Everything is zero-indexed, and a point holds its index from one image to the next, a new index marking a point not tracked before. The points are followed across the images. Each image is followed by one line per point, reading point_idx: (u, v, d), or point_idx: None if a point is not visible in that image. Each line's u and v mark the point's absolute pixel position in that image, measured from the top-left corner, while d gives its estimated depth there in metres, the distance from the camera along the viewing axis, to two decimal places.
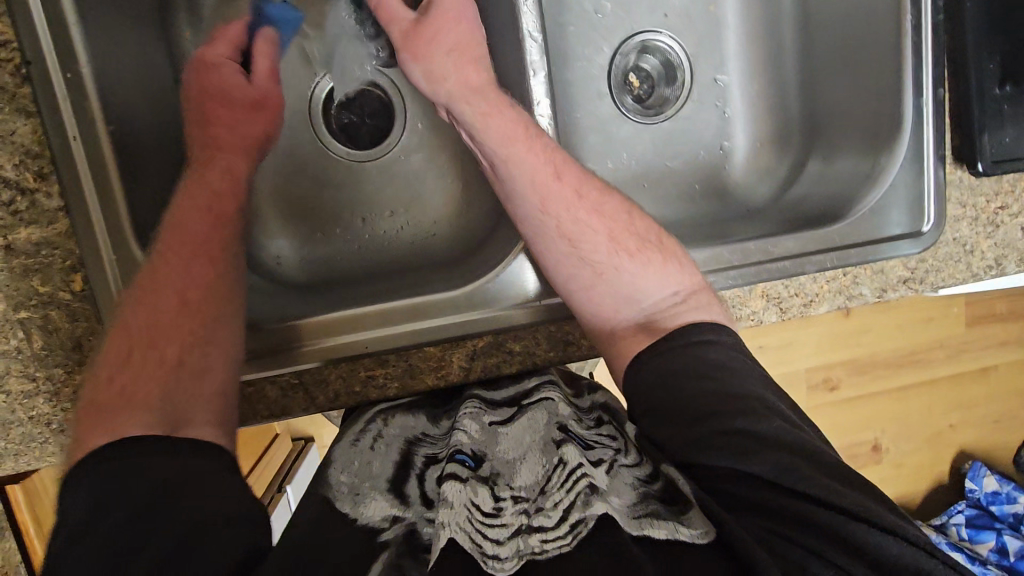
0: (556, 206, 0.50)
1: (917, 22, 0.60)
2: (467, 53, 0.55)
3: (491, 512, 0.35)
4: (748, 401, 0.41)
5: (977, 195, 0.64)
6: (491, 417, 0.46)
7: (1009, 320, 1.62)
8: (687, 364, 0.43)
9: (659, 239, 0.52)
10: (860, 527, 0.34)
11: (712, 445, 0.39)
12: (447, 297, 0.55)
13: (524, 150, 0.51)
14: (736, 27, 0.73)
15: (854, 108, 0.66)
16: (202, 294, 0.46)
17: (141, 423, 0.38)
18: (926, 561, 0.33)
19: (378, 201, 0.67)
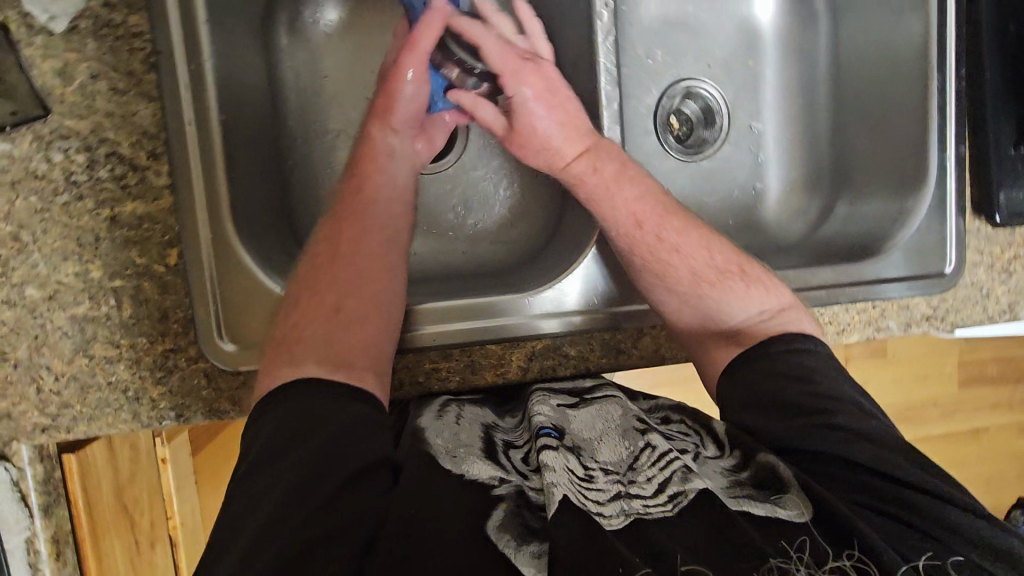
0: (641, 246, 0.58)
1: (943, 86, 0.67)
2: (570, 123, 0.60)
3: (586, 478, 0.44)
4: (843, 401, 0.49)
5: (992, 244, 0.70)
6: (559, 402, 0.54)
7: (997, 384, 1.69)
8: (788, 368, 0.52)
9: (740, 268, 0.58)
10: (946, 506, 0.43)
11: (816, 436, 0.47)
12: (511, 299, 0.59)
13: (609, 210, 0.59)
14: (774, 81, 0.80)
15: (884, 158, 0.72)
16: (367, 267, 0.54)
17: (308, 370, 0.46)
18: (993, 530, 0.42)
19: (441, 211, 0.72)
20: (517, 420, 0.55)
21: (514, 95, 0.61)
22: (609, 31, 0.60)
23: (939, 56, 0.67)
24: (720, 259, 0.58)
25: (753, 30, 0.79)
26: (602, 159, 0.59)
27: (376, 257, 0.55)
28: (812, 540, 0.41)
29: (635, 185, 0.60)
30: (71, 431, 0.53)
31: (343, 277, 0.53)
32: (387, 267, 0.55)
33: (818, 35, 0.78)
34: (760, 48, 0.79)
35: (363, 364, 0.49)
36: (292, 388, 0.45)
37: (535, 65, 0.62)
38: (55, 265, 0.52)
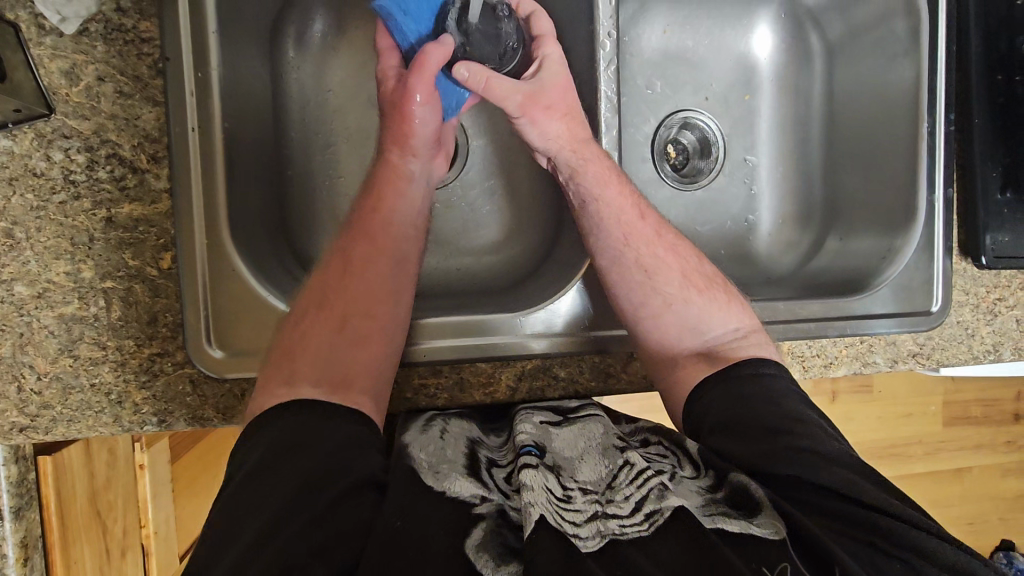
0: (639, 245, 0.60)
1: (932, 130, 0.69)
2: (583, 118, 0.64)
3: (564, 497, 0.45)
4: (808, 424, 0.51)
5: (978, 285, 0.71)
6: (543, 418, 0.56)
7: (980, 424, 1.71)
8: (753, 387, 0.53)
9: (725, 283, 0.62)
10: (916, 532, 0.44)
11: (788, 460, 0.48)
12: (503, 318, 0.59)
13: (615, 192, 0.61)
14: (769, 117, 0.81)
15: (874, 196, 0.73)
16: (373, 287, 0.56)
17: (308, 394, 0.49)
18: (960, 555, 0.43)
19: (437, 227, 0.72)
20: (503, 439, 0.55)
21: (546, 58, 0.62)
22: (611, 61, 0.61)
23: (928, 101, 0.69)
24: (706, 272, 0.61)
25: (751, 66, 0.81)
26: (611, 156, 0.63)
27: (385, 271, 0.57)
28: (793, 568, 0.40)
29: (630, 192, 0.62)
30: (49, 433, 0.52)
31: (351, 291, 0.55)
32: (393, 287, 0.56)
33: (813, 75, 0.80)
34: (757, 84, 0.81)
35: (362, 388, 0.51)
36: (285, 411, 0.47)
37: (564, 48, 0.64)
38: (46, 263, 0.52)
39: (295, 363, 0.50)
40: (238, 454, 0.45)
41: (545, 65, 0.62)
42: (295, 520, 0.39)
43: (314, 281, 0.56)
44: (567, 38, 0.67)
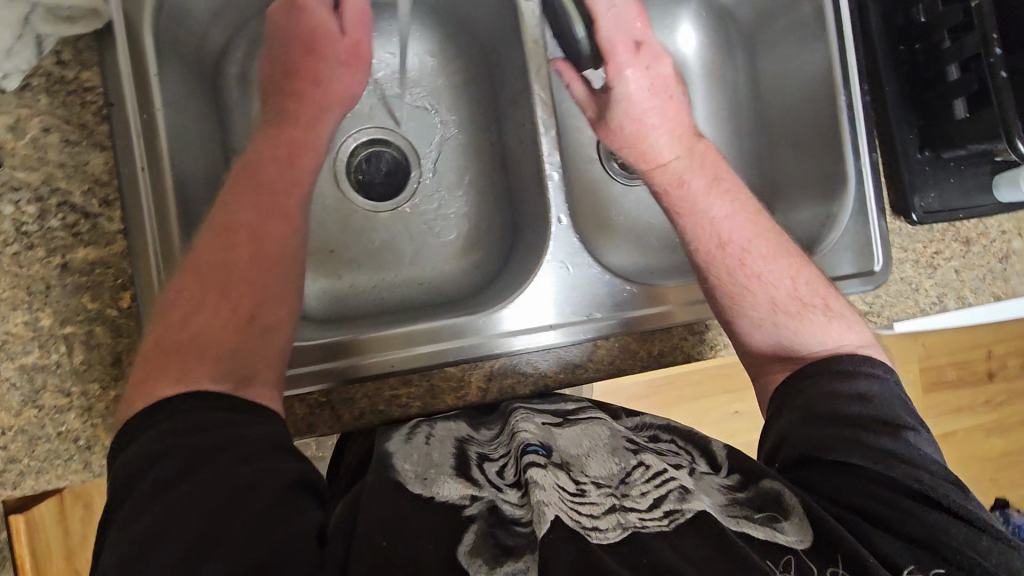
0: (719, 259, 0.64)
1: (850, 101, 0.74)
2: (676, 131, 0.68)
3: (577, 492, 0.47)
4: (897, 427, 0.54)
5: (914, 241, 0.75)
6: (544, 419, 0.58)
7: (963, 389, 1.80)
8: (854, 386, 0.56)
9: (824, 301, 0.63)
10: (922, 508, 0.48)
11: (843, 446, 0.52)
12: (470, 319, 0.61)
13: (691, 220, 0.65)
14: (705, 107, 0.86)
15: (807, 170, 0.78)
16: (259, 267, 0.54)
17: (207, 384, 0.47)
18: (967, 532, 0.46)
19: (395, 248, 0.79)
20: (495, 432, 0.58)
21: (618, 85, 0.66)
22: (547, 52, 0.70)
23: (844, 76, 0.74)
24: (806, 293, 0.63)
25: (682, 62, 0.86)
26: (683, 175, 0.67)
27: (273, 259, 0.55)
28: (797, 558, 0.45)
29: (727, 199, 0.66)
30: (17, 488, 0.51)
31: (248, 277, 0.53)
32: (285, 272, 0.56)
33: (738, 67, 0.85)
34: (689, 77, 0.86)
35: (263, 380, 0.51)
36: (190, 400, 0.46)
37: (646, 54, 0.66)
38: (3, 316, 0.52)
39: (181, 360, 0.48)
40: (139, 445, 0.43)
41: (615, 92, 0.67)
42: (222, 539, 0.39)
43: (195, 255, 0.53)
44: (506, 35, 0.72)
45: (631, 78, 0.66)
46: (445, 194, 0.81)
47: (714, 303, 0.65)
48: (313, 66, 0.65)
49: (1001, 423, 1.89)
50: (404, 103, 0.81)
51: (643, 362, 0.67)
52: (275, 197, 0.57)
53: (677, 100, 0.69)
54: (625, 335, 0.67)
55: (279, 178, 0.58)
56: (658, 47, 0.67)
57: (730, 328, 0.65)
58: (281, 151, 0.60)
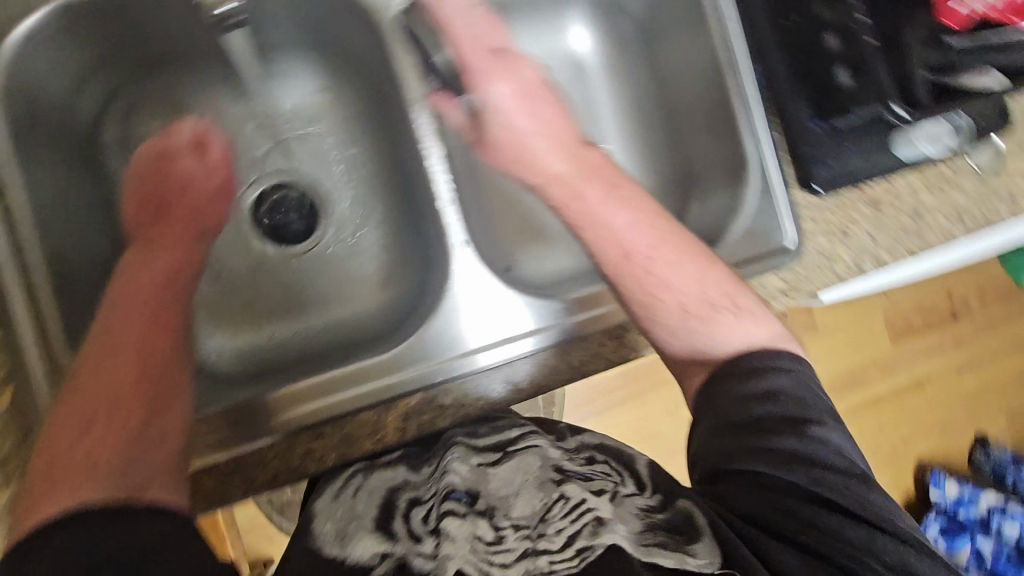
0: (626, 271, 0.61)
1: (739, 83, 0.73)
2: (556, 136, 0.66)
3: (493, 540, 0.49)
4: (805, 424, 0.54)
5: (823, 212, 0.75)
6: (479, 460, 0.58)
7: (927, 332, 1.87)
8: (760, 383, 0.56)
9: (733, 299, 0.61)
10: (820, 514, 0.50)
11: (750, 455, 0.52)
12: (381, 358, 0.63)
13: (593, 233, 0.62)
14: (610, 104, 0.86)
15: (711, 156, 0.78)
16: (146, 367, 0.54)
17: (92, 496, 0.45)
18: (861, 534, 0.49)
19: (311, 292, 0.78)
20: (427, 474, 0.59)
21: (489, 97, 0.65)
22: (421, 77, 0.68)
23: (730, 57, 0.73)
24: (716, 290, 0.61)
25: (578, 62, 0.86)
26: (568, 184, 0.64)
27: (156, 357, 0.56)
28: None
29: (628, 208, 0.63)
30: None
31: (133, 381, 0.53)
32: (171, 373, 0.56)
33: (636, 60, 0.85)
34: (588, 76, 0.86)
35: (162, 480, 0.49)
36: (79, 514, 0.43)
37: (504, 61, 0.66)
38: None
39: (77, 475, 0.46)
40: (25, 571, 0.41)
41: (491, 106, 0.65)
42: None
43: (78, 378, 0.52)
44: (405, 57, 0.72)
45: (502, 86, 0.65)
46: (358, 228, 0.79)
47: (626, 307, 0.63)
48: (179, 197, 0.68)
49: (975, 360, 1.92)
50: (302, 142, 0.80)
51: (565, 374, 0.66)
52: (144, 294, 0.59)
53: (552, 107, 0.67)
54: (541, 351, 0.66)
55: (157, 271, 0.61)
56: (515, 54, 0.67)
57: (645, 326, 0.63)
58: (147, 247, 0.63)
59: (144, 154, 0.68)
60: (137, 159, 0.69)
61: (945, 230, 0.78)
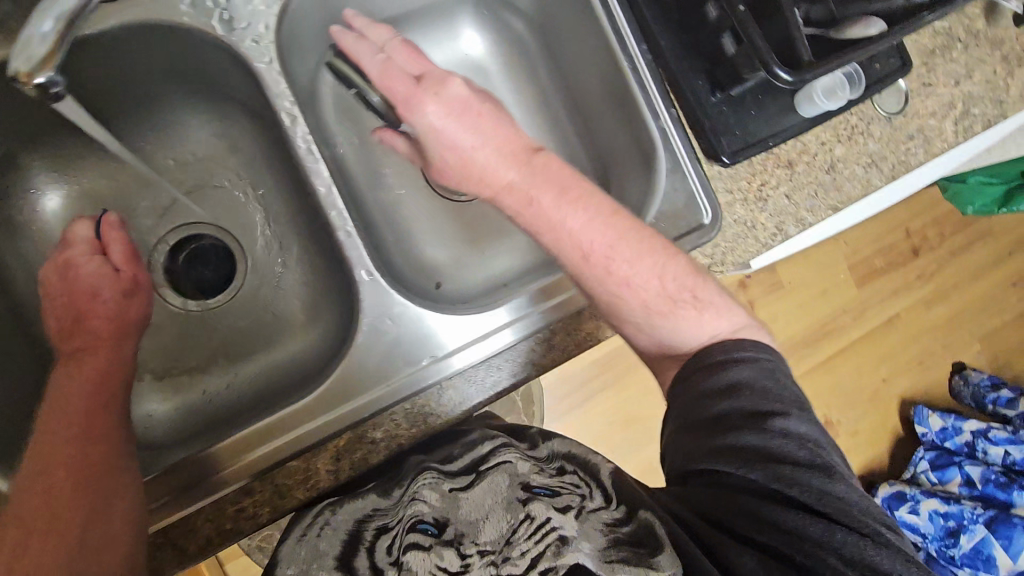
0: (588, 273, 0.60)
1: (633, 64, 0.72)
2: (504, 151, 0.61)
3: (458, 570, 0.50)
4: (766, 417, 0.53)
5: (737, 180, 0.74)
6: (450, 486, 0.59)
7: (892, 271, 1.89)
8: (723, 377, 0.55)
9: (694, 292, 0.62)
10: (777, 510, 0.50)
11: (714, 454, 0.53)
12: (299, 405, 0.61)
13: (550, 237, 0.61)
14: (515, 104, 0.85)
15: (620, 141, 0.78)
16: (81, 455, 0.52)
17: None
18: (819, 528, 0.49)
19: (234, 343, 0.76)
20: (400, 493, 0.60)
21: (421, 120, 0.62)
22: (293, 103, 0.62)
23: (619, 39, 0.72)
24: (679, 282, 0.61)
25: (476, 66, 0.85)
26: (523, 195, 0.60)
27: (92, 443, 0.54)
28: None
29: (582, 205, 0.60)
30: None
31: (70, 471, 0.51)
32: (116, 456, 0.55)
33: (533, 56, 0.84)
34: (490, 78, 0.85)
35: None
36: None
37: (430, 82, 0.62)
38: None
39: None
40: None
41: (425, 129, 0.62)
42: None
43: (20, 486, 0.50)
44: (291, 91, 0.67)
45: (433, 104, 0.61)
46: (276, 269, 0.77)
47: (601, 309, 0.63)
48: (90, 307, 0.63)
49: (941, 291, 1.95)
50: (204, 191, 0.77)
51: (491, 388, 0.66)
52: (75, 385, 0.58)
53: (501, 123, 0.62)
54: (467, 368, 0.65)
55: (82, 366, 0.60)
56: (443, 71, 0.62)
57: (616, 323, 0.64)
58: (73, 352, 0.61)
59: (48, 271, 0.64)
60: (43, 280, 0.65)
61: (857, 180, 0.79)
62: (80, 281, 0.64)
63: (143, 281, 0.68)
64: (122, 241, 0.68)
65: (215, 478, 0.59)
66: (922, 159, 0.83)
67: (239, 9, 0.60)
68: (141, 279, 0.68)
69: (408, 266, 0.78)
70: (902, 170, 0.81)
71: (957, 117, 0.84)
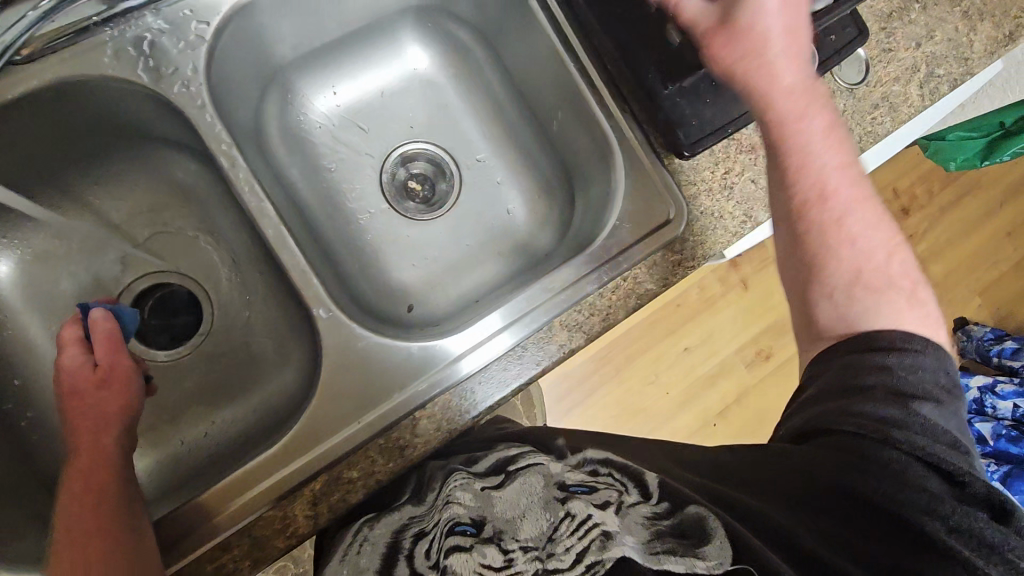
0: (814, 215, 0.61)
1: (579, 67, 0.71)
2: (789, 47, 0.60)
3: (503, 564, 0.51)
4: (907, 397, 0.55)
5: (699, 172, 0.72)
6: (482, 485, 0.63)
7: None
8: (880, 353, 0.57)
9: (913, 284, 0.62)
10: (897, 487, 0.52)
11: (843, 418, 0.55)
12: (270, 453, 0.60)
13: (801, 169, 0.61)
14: (469, 115, 0.85)
15: (578, 142, 0.76)
16: (97, 540, 0.52)
17: None
18: (940, 503, 0.51)
19: (207, 391, 0.75)
20: (431, 501, 0.65)
21: None
22: (230, 143, 0.60)
23: (563, 40, 0.70)
24: (904, 273, 0.63)
25: (425, 80, 0.84)
26: (771, 103, 0.60)
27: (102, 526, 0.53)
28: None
29: (839, 149, 0.61)
30: None
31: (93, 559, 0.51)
32: (129, 530, 0.54)
33: (481, 63, 0.82)
34: (441, 91, 0.84)
35: None
36: None
37: None
38: None
39: None
40: None
41: None
42: None
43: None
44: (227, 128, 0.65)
45: None
46: (243, 311, 0.76)
47: (797, 274, 0.63)
48: (81, 403, 0.59)
49: (934, 249, 1.93)
50: (161, 239, 0.75)
51: (468, 412, 0.64)
52: (81, 479, 0.55)
53: (804, 13, 0.60)
54: (441, 396, 0.64)
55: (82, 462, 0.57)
56: None
57: (803, 297, 0.63)
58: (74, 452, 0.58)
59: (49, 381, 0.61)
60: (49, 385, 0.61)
61: None
62: (71, 377, 0.61)
63: (131, 367, 0.63)
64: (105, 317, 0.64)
65: (197, 533, 0.59)
66: (890, 127, 0.81)
67: (165, 56, 0.59)
68: (128, 364, 0.63)
69: (378, 292, 0.78)
70: (869, 142, 0.80)
71: (923, 80, 0.82)
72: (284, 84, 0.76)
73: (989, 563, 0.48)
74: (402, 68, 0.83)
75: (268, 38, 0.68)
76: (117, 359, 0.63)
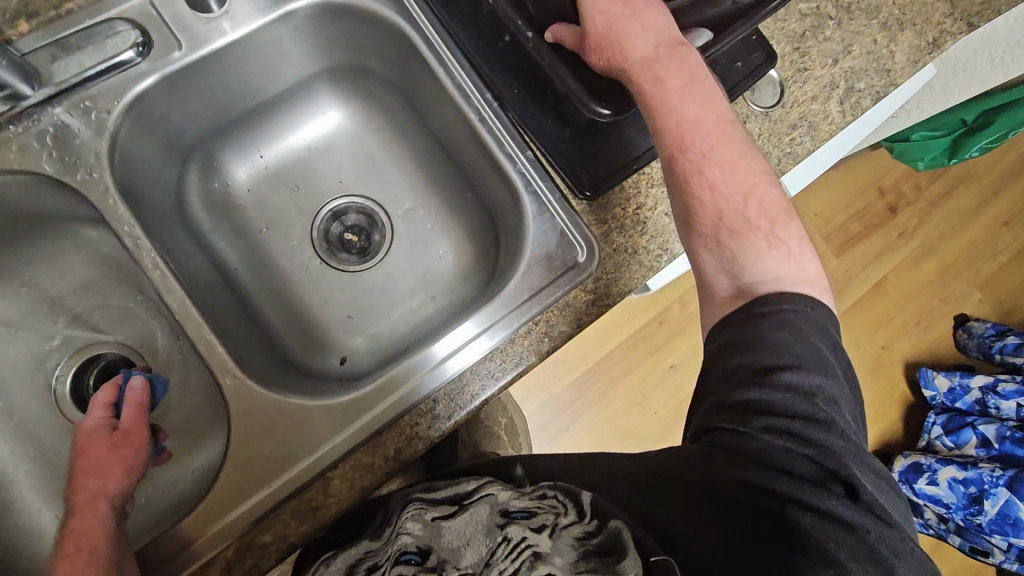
0: (676, 164, 0.62)
1: (479, 114, 0.72)
2: (631, 25, 0.62)
3: None
4: (775, 372, 0.54)
5: (609, 209, 0.73)
6: (434, 515, 0.57)
7: (872, 233, 1.83)
8: (749, 331, 0.58)
9: (771, 223, 0.63)
10: (763, 472, 0.52)
11: (721, 412, 0.56)
12: (191, 516, 0.61)
13: (669, 128, 0.62)
14: (395, 165, 0.86)
15: (490, 184, 0.77)
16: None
17: None
18: (802, 488, 0.51)
19: None
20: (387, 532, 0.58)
21: None
22: (134, 226, 0.63)
23: (461, 93, 0.72)
24: (775, 222, 0.63)
25: (345, 131, 0.86)
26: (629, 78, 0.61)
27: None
28: None
29: (696, 99, 0.62)
30: None
31: None
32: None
33: (400, 116, 0.84)
34: (363, 141, 0.86)
35: None
36: None
37: None
38: None
39: None
40: None
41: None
42: None
43: None
44: (138, 209, 0.68)
45: None
46: (179, 376, 0.78)
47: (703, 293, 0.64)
48: (91, 468, 0.61)
49: (928, 245, 1.87)
50: (99, 312, 0.78)
51: (384, 466, 0.66)
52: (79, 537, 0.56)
53: None
54: (354, 452, 0.65)
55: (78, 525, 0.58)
56: None
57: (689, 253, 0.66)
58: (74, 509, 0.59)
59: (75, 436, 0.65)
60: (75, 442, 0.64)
61: None
62: (86, 438, 0.64)
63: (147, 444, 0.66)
64: (140, 389, 0.69)
65: None
66: (810, 146, 0.80)
67: (70, 148, 0.63)
68: (146, 441, 0.66)
69: (309, 350, 0.79)
70: (789, 163, 0.79)
71: (842, 97, 0.81)
72: (205, 156, 0.79)
73: (842, 546, 0.48)
74: (324, 126, 0.85)
75: (172, 116, 0.71)
76: (136, 433, 0.66)
